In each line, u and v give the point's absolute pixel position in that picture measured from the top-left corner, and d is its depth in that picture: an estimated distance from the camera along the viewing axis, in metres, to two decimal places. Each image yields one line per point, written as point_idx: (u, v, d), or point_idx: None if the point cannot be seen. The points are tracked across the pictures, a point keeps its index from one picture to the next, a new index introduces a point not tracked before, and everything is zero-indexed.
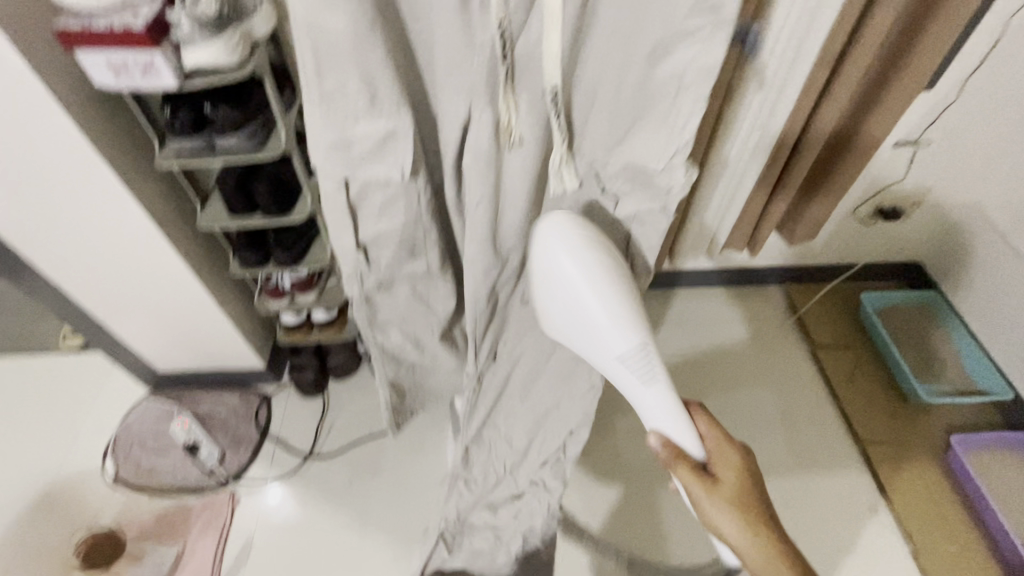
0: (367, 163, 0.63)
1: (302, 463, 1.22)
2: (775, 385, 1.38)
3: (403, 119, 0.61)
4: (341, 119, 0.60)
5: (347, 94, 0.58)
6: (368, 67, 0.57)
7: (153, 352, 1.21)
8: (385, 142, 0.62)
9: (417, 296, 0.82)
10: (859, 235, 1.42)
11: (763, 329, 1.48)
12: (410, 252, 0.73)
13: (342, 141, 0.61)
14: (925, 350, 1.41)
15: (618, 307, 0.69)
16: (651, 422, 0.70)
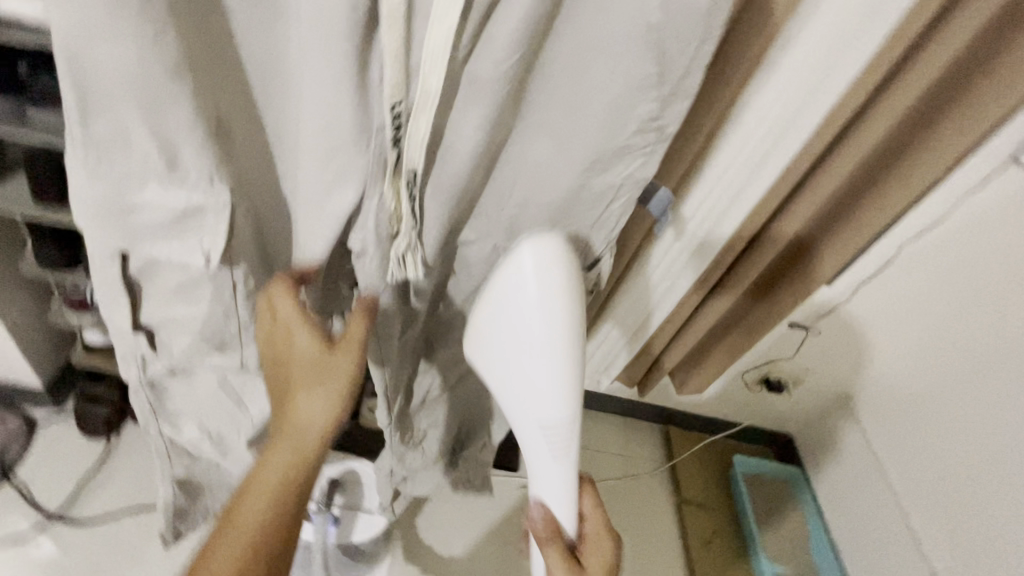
0: (157, 237, 0.54)
1: (44, 525, 0.95)
2: (631, 538, 1.33)
3: (216, 202, 0.53)
4: (120, 180, 0.50)
5: (136, 160, 0.49)
6: (169, 138, 0.48)
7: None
8: (183, 220, 0.54)
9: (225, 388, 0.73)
10: (741, 398, 1.44)
11: (635, 471, 1.43)
12: (218, 343, 0.66)
13: (123, 203, 0.51)
14: (778, 528, 1.40)
15: (563, 375, 0.56)
16: (540, 482, 0.64)
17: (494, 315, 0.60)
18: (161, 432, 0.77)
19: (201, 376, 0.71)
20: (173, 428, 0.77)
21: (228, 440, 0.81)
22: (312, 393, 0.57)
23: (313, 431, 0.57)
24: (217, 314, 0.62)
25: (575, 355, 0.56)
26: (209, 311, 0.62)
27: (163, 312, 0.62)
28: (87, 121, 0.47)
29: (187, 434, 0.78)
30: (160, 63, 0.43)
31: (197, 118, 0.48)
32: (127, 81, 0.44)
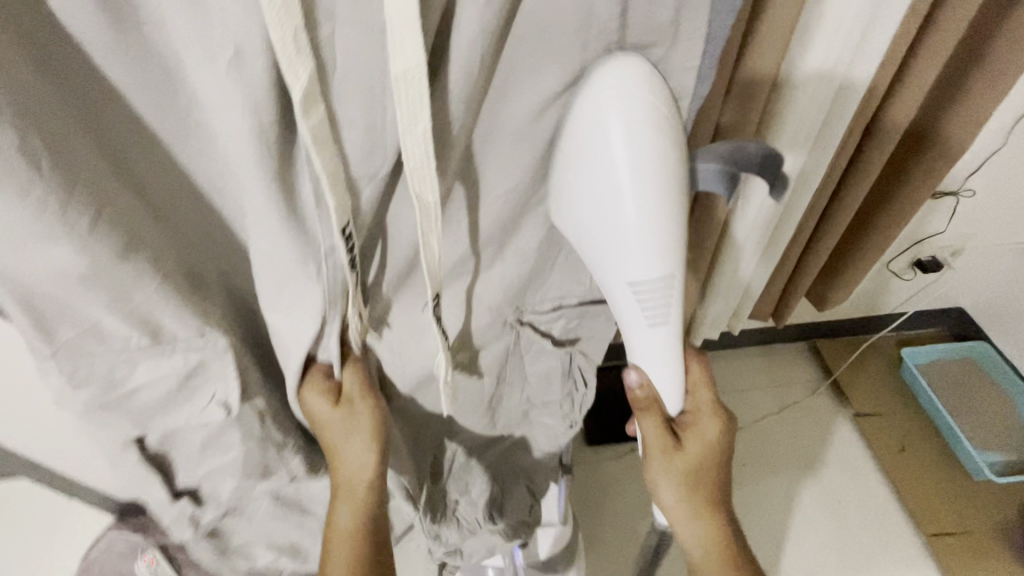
0: (163, 407, 0.52)
1: None
2: (816, 465, 1.21)
3: (214, 350, 0.50)
4: (105, 371, 0.47)
5: (114, 344, 0.46)
6: (143, 315, 0.45)
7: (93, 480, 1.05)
8: (186, 381, 0.51)
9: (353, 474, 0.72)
10: (893, 289, 1.29)
11: (796, 397, 1.32)
12: (261, 472, 0.63)
13: (118, 390, 0.48)
14: (980, 412, 1.25)
15: (658, 205, 0.42)
16: (632, 353, 0.52)
17: (568, 200, 0.47)
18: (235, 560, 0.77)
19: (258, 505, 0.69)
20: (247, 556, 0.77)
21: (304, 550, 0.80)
22: (345, 444, 0.56)
23: (360, 479, 0.57)
24: (252, 450, 0.59)
25: (680, 218, 0.44)
26: (241, 449, 0.59)
27: (199, 469, 0.60)
28: (52, 330, 0.44)
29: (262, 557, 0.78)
30: (100, 256, 0.40)
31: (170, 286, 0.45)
32: (77, 283, 0.41)
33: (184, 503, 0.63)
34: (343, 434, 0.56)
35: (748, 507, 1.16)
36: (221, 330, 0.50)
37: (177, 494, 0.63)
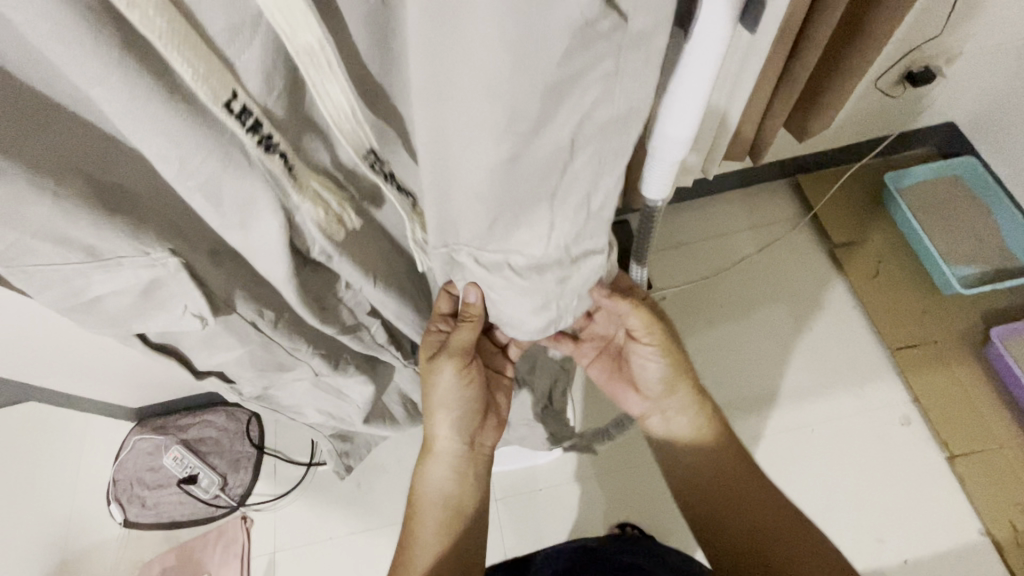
0: (137, 313, 0.45)
1: (305, 473, 1.18)
2: (793, 295, 1.25)
3: (165, 268, 0.42)
4: (60, 281, 0.40)
5: (53, 260, 0.38)
6: (55, 229, 0.36)
7: (91, 394, 1.08)
8: (147, 293, 0.44)
9: (322, 387, 0.69)
10: (881, 110, 1.21)
11: (775, 234, 1.32)
12: (278, 365, 0.61)
13: (79, 300, 0.42)
14: (957, 227, 1.24)
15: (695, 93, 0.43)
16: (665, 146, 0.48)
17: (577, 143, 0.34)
18: (285, 417, 0.75)
19: (293, 384, 0.67)
20: (299, 417, 0.76)
21: (350, 419, 0.78)
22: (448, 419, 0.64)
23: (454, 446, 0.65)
24: (256, 350, 0.57)
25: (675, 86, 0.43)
26: (245, 348, 0.56)
27: (213, 358, 0.57)
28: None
29: (311, 416, 0.75)
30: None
31: (75, 191, 0.36)
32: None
33: (213, 381, 0.63)
34: (451, 418, 0.64)
35: (724, 342, 1.21)
36: (164, 250, 0.42)
37: (203, 373, 0.62)
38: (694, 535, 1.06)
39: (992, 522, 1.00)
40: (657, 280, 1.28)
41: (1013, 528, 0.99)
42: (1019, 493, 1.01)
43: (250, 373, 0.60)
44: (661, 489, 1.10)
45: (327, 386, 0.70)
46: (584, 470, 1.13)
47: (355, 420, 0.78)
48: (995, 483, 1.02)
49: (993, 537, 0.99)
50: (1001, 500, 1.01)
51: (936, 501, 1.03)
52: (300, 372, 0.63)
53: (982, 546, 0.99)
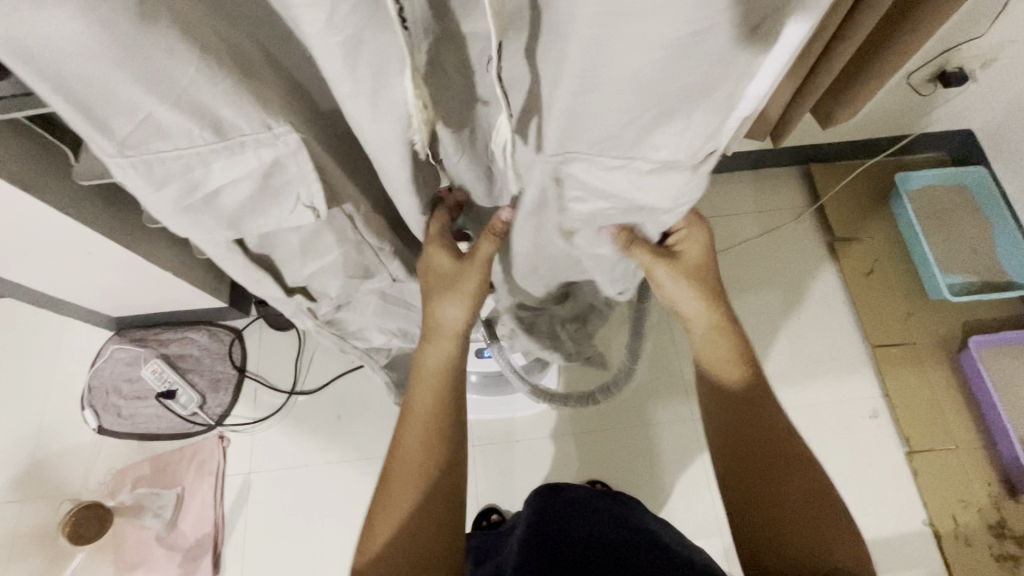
0: (252, 207, 0.46)
1: (286, 401, 1.18)
2: (786, 282, 1.26)
3: (287, 147, 0.42)
4: (182, 170, 0.40)
5: (182, 142, 0.38)
6: (192, 98, 0.36)
7: (72, 297, 1.05)
8: (267, 180, 0.44)
9: (391, 300, 0.70)
10: (906, 107, 1.19)
11: (778, 220, 1.32)
12: (364, 272, 0.61)
13: (198, 193, 0.42)
14: (955, 235, 1.26)
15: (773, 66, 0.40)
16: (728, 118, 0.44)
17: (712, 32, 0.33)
18: (351, 343, 0.77)
19: (367, 298, 0.67)
20: (365, 338, 0.77)
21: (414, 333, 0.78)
22: (447, 297, 0.60)
23: (455, 327, 0.60)
24: (350, 252, 0.57)
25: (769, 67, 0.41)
26: (339, 251, 0.56)
27: (269, 261, 0.54)
28: (108, 125, 0.36)
29: (378, 336, 0.77)
30: (121, 10, 0.30)
31: (214, 51, 0.35)
32: (110, 44, 0.31)
33: (299, 298, 0.64)
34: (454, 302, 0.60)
35: None
36: (287, 124, 0.41)
37: (289, 290, 0.62)
38: (659, 498, 1.11)
39: (937, 516, 1.06)
40: None
41: (954, 523, 1.05)
42: (966, 493, 1.07)
43: (336, 283, 0.61)
44: (633, 452, 1.14)
45: (394, 298, 0.69)
46: (562, 427, 1.16)
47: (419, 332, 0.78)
48: (946, 482, 1.08)
49: (935, 530, 1.05)
50: (947, 497, 1.07)
51: (888, 491, 1.09)
52: (380, 280, 0.63)
53: (924, 538, 1.05)
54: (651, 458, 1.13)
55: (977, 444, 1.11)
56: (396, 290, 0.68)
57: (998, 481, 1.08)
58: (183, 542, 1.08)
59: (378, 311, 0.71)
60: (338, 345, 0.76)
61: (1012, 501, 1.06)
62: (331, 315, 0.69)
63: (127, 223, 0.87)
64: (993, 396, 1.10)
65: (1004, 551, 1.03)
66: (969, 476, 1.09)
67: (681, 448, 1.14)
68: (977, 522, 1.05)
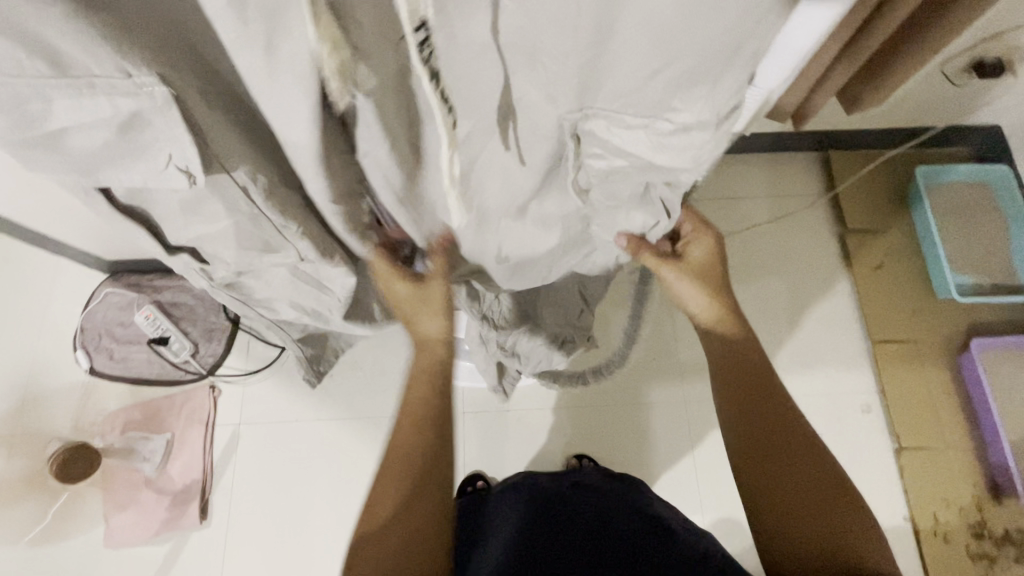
0: (108, 157, 0.41)
1: (279, 356, 1.17)
2: (793, 271, 1.24)
3: (152, 101, 0.37)
4: (12, 100, 0.35)
5: (6, 69, 0.33)
6: (23, 28, 0.31)
7: (64, 238, 1.03)
8: (126, 131, 0.39)
9: (300, 277, 0.65)
10: (936, 97, 1.14)
11: (792, 206, 1.28)
12: (263, 245, 0.57)
13: (39, 129, 0.38)
14: (970, 234, 1.23)
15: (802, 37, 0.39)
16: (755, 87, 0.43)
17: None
18: (256, 311, 0.75)
19: (270, 271, 0.63)
20: (270, 309, 0.74)
21: (327, 315, 0.75)
22: (425, 315, 0.68)
23: (435, 335, 0.68)
24: (242, 223, 0.53)
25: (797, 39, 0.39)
26: (231, 220, 0.52)
27: (262, 215, 0.52)
28: None
29: (285, 312, 0.74)
30: None
31: None
32: None
33: (185, 257, 0.60)
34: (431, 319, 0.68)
35: None
36: (152, 77, 0.36)
37: (174, 248, 0.59)
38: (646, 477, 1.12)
39: (918, 512, 1.07)
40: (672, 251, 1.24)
41: (934, 520, 1.06)
42: (950, 493, 1.07)
43: (230, 251, 0.57)
44: (623, 430, 1.14)
45: (304, 279, 0.66)
46: (554, 400, 1.15)
47: (332, 315, 0.74)
48: (932, 480, 1.08)
49: (914, 525, 1.06)
50: (931, 494, 1.08)
51: (874, 487, 1.09)
52: (285, 256, 0.58)
53: (904, 533, 1.06)
54: (640, 437, 1.14)
55: (966, 445, 1.11)
56: (307, 269, 0.64)
57: (983, 483, 1.08)
58: (171, 487, 1.09)
59: (282, 284, 0.67)
60: (239, 310, 0.73)
61: (995, 503, 1.07)
62: (230, 281, 0.65)
63: None
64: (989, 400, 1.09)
65: (980, 551, 1.04)
66: (956, 475, 1.09)
67: (671, 430, 1.14)
68: (957, 521, 1.06)
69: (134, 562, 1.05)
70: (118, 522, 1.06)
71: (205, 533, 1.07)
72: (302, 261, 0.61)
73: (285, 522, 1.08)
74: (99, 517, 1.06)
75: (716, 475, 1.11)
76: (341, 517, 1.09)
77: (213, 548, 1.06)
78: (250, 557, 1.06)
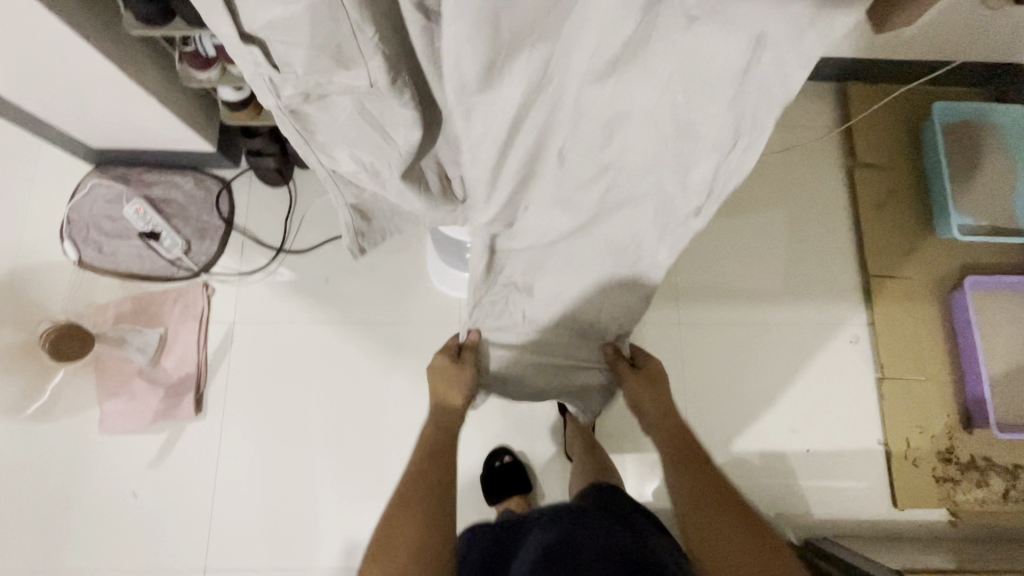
0: None
1: (273, 258, 1.15)
2: (797, 201, 1.23)
3: None
4: None
5: None
6: None
7: (45, 116, 0.97)
8: None
9: (366, 115, 0.56)
10: (965, 24, 1.10)
11: (803, 137, 1.26)
12: (337, 57, 0.48)
13: None
14: (976, 175, 1.22)
15: None
16: None
17: None
18: (316, 158, 0.65)
19: (340, 99, 0.54)
20: (330, 160, 0.65)
21: (383, 172, 0.64)
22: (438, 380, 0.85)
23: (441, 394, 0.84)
24: (321, 13, 0.44)
25: None
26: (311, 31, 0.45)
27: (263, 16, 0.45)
28: None
29: (344, 164, 0.64)
30: None
31: None
32: None
33: (252, 58, 0.50)
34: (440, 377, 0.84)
35: (713, 235, 1.21)
36: None
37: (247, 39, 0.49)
38: None
39: (892, 437, 1.12)
40: None
41: (906, 445, 1.11)
42: (925, 420, 1.12)
43: (301, 52, 0.47)
44: None
45: (370, 118, 0.57)
46: None
47: (390, 174, 0.64)
48: (908, 408, 1.12)
49: (887, 448, 1.11)
50: (906, 421, 1.12)
51: (853, 413, 1.13)
52: (356, 77, 0.50)
53: (877, 455, 1.11)
54: None
55: (946, 378, 1.14)
56: (375, 104, 0.55)
57: (957, 414, 1.12)
58: (166, 380, 1.09)
59: (345, 117, 0.57)
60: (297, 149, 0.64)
61: (966, 432, 1.11)
62: (295, 105, 0.56)
63: (101, 27, 0.79)
64: (972, 336, 1.12)
65: (946, 474, 1.09)
66: (932, 405, 1.13)
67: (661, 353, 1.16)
68: (928, 447, 1.11)
69: (131, 448, 1.07)
70: (113, 410, 1.07)
71: (200, 424, 1.09)
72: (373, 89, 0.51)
73: (280, 420, 1.10)
74: (94, 404, 1.07)
75: (702, 395, 1.14)
76: (337, 418, 1.11)
77: (208, 439, 1.08)
78: (245, 449, 1.08)
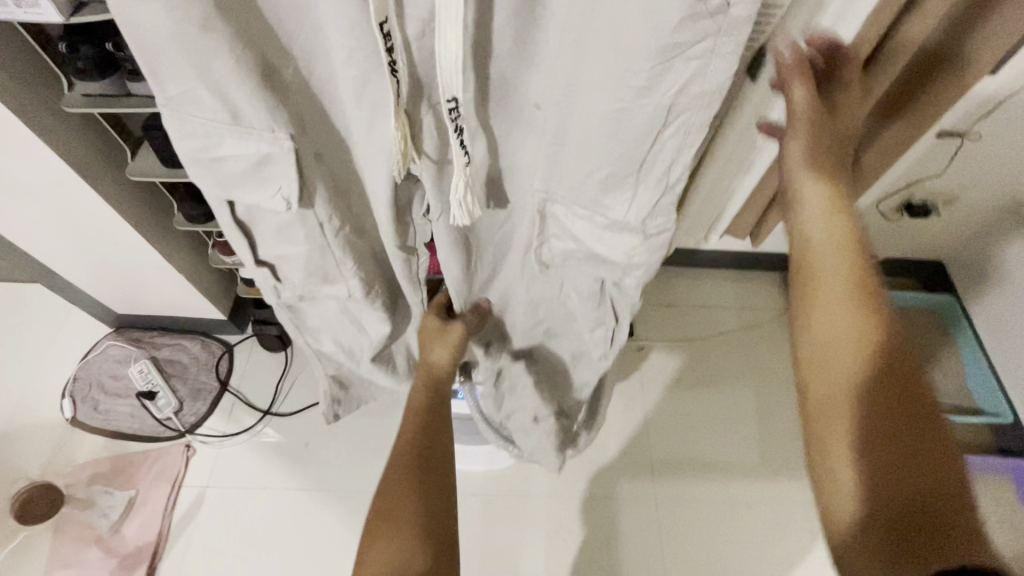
0: (244, 181, 0.59)
1: (259, 421, 1.19)
2: (760, 376, 1.31)
3: (279, 147, 0.56)
4: (201, 133, 0.55)
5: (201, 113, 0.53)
6: (220, 87, 0.51)
7: (85, 286, 1.12)
8: (260, 165, 0.58)
9: (347, 314, 0.81)
10: (877, 230, 1.31)
11: (759, 317, 1.39)
12: (326, 276, 0.73)
13: (208, 152, 0.56)
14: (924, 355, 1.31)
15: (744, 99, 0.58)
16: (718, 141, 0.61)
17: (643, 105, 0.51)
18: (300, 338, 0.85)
19: (326, 302, 0.78)
20: (314, 340, 0.86)
21: (358, 353, 0.89)
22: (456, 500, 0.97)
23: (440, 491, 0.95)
24: (315, 252, 0.69)
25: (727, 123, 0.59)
26: None
27: (277, 247, 0.69)
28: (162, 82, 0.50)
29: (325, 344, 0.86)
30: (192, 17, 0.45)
31: (244, 60, 0.49)
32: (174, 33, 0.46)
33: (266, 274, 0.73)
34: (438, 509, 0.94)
35: (684, 407, 1.26)
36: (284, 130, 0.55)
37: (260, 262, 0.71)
38: None
39: None
40: (649, 366, 1.31)
41: None
42: None
43: None
44: (595, 525, 1.13)
45: (350, 316, 0.82)
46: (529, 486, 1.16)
47: (363, 353, 0.89)
48: None
49: None
50: None
51: None
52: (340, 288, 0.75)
53: None
54: (613, 532, 1.12)
55: None
56: (355, 308, 0.80)
57: None
58: (122, 548, 1.06)
59: (327, 313, 0.80)
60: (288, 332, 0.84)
61: None
62: (292, 303, 0.77)
63: (153, 223, 0.97)
64: None
65: None
66: None
67: (640, 530, 1.13)
68: None
69: None
70: None
71: None
72: (351, 295, 0.77)
73: None
74: (41, 574, 1.02)
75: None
76: None
77: None
78: None
